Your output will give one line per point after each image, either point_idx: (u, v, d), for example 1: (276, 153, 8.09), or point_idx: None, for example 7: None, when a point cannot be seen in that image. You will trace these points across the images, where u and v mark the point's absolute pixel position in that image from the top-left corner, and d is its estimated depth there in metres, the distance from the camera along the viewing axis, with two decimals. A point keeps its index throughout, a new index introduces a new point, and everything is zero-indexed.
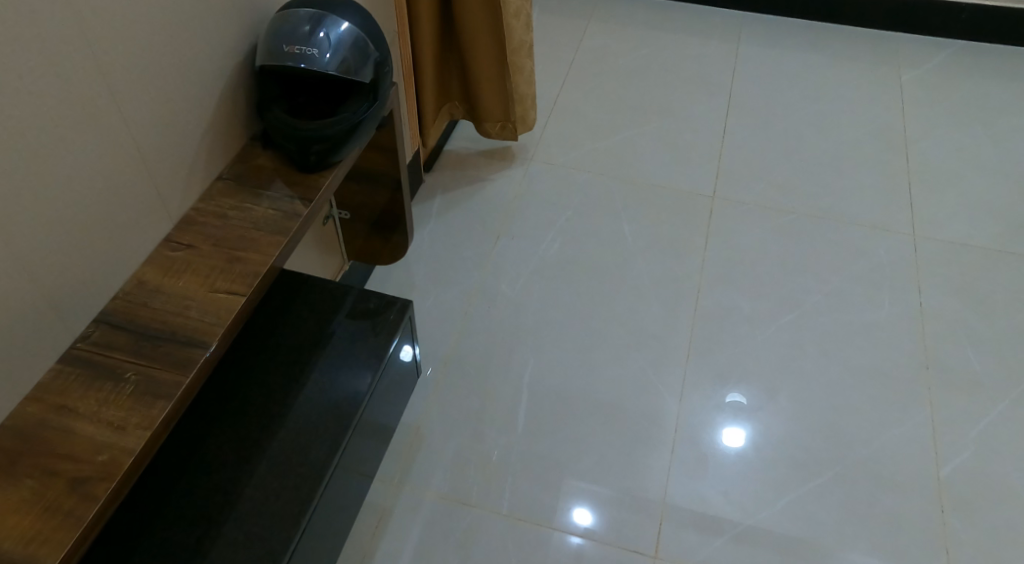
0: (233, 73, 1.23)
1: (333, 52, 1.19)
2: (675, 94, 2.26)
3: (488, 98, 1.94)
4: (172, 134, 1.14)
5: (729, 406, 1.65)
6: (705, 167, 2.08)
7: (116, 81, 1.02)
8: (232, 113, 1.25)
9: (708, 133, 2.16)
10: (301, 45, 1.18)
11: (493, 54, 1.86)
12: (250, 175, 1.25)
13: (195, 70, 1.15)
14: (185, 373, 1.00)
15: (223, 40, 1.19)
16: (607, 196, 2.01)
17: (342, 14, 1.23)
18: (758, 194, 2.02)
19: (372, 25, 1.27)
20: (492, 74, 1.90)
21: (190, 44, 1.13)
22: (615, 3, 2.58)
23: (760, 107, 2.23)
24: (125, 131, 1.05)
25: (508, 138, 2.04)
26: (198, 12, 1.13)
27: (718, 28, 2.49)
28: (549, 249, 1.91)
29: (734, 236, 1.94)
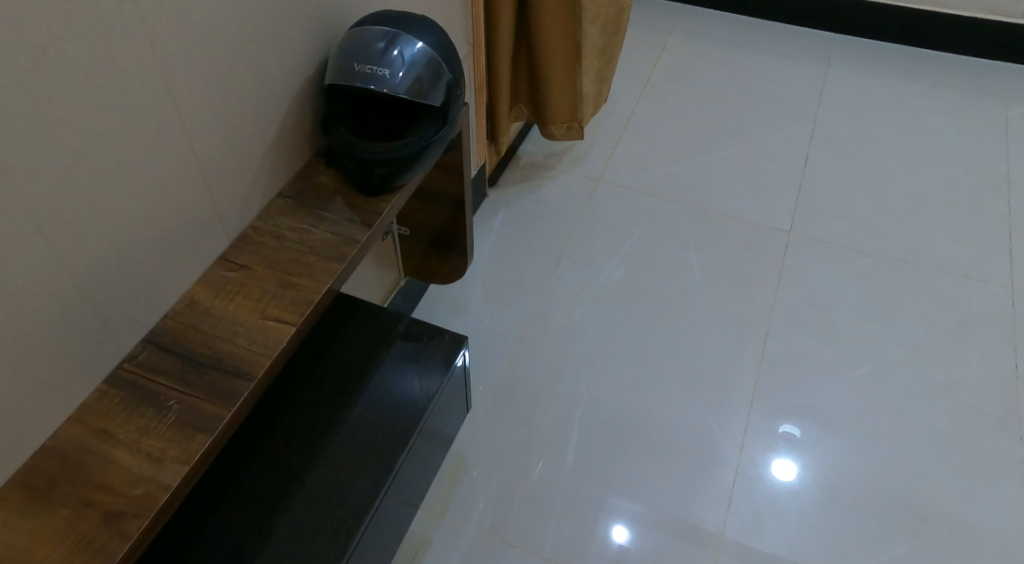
0: (301, 89, 1.20)
1: (404, 72, 1.14)
2: (756, 118, 2.15)
3: (558, 97, 1.83)
4: (235, 149, 1.11)
5: (781, 437, 1.59)
6: (782, 199, 1.98)
7: (182, 92, 0.98)
8: (297, 129, 1.22)
9: (790, 163, 2.05)
10: (372, 65, 1.13)
11: (570, 53, 1.76)
12: (311, 194, 1.22)
13: (263, 86, 1.12)
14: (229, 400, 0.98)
15: (292, 55, 1.16)
16: (677, 224, 1.93)
17: (417, 33, 1.18)
18: (837, 233, 1.91)
19: (447, 44, 1.22)
20: (562, 73, 1.79)
21: (260, 56, 1.09)
22: (699, 17, 2.47)
23: (848, 138, 2.10)
24: (189, 144, 1.02)
25: (573, 138, 1.92)
26: (271, 24, 1.09)
27: (807, 49, 2.36)
28: (612, 277, 1.84)
29: (809, 277, 1.83)
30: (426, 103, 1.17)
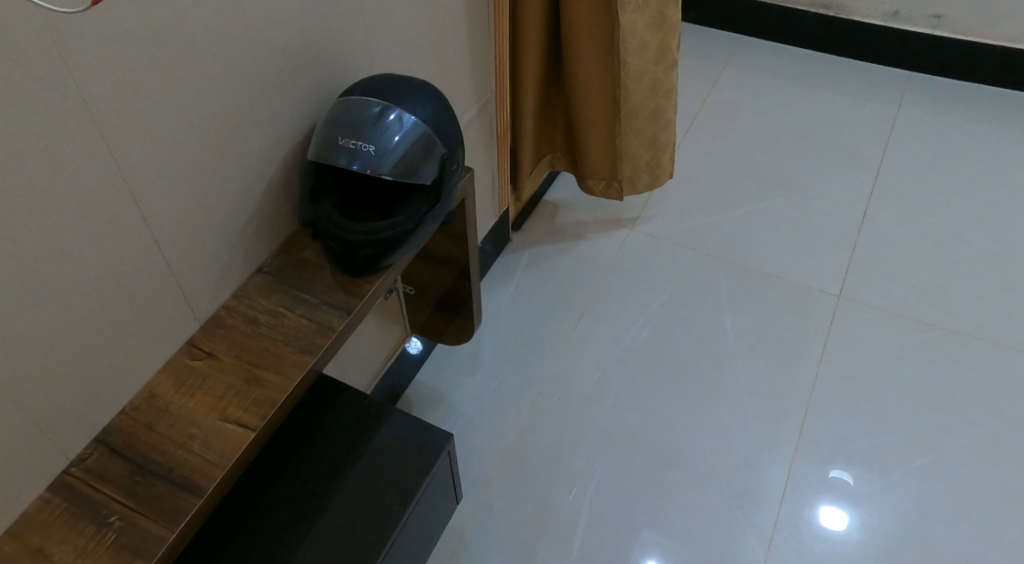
0: (286, 160, 1.11)
1: (390, 148, 1.03)
2: (810, 166, 1.98)
3: (596, 153, 1.76)
4: (206, 230, 1.03)
5: (831, 483, 1.49)
6: (833, 260, 1.81)
7: (138, 177, 0.91)
8: (280, 201, 1.13)
9: (843, 218, 1.88)
10: (356, 140, 1.03)
11: (610, 109, 1.67)
12: (293, 271, 1.13)
13: (238, 162, 1.03)
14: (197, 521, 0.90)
15: (275, 127, 1.07)
16: (713, 282, 1.79)
17: (410, 103, 1.07)
18: (893, 301, 1.74)
19: (446, 112, 1.11)
20: (602, 129, 1.71)
21: (233, 132, 1.01)
22: (757, 47, 2.30)
23: (912, 192, 1.92)
24: (149, 230, 0.95)
25: (613, 196, 1.84)
26: (246, 98, 1.01)
27: (874, 85, 2.16)
28: (638, 338, 1.72)
29: (860, 349, 1.66)
30: (415, 182, 1.06)
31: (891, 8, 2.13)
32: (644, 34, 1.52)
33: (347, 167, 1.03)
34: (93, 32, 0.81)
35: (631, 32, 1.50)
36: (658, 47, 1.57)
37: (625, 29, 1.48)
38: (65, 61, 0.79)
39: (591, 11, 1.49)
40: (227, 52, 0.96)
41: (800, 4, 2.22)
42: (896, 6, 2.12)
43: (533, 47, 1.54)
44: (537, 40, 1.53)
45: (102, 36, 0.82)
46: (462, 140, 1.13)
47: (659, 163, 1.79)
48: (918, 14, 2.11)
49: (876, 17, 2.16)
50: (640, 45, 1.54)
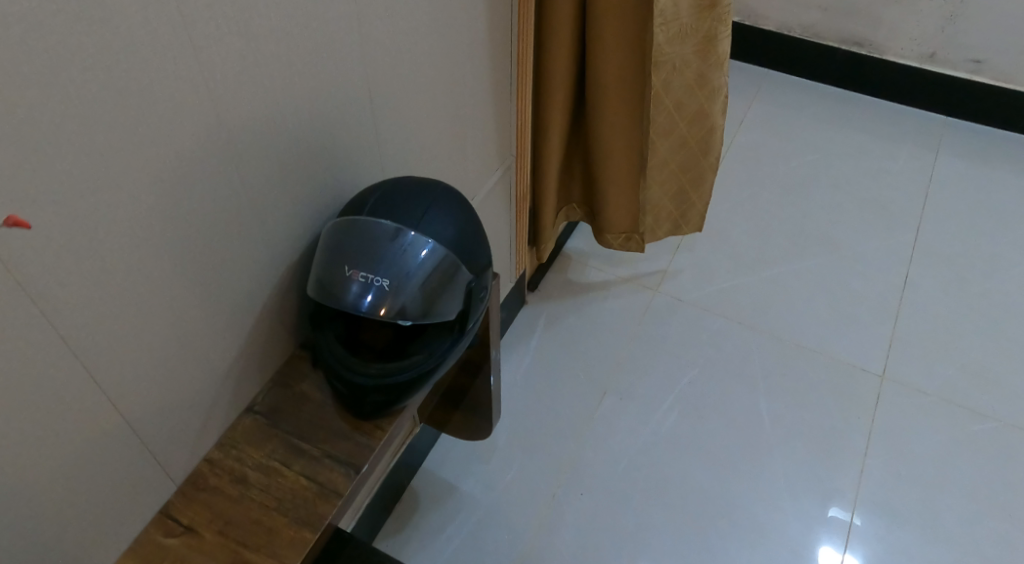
0: (282, 278, 0.92)
1: (410, 282, 0.84)
2: (846, 222, 1.83)
3: (617, 205, 1.51)
4: (201, 360, 0.85)
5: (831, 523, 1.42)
6: (874, 332, 1.66)
7: (124, 312, 0.74)
8: (275, 326, 0.94)
9: (885, 284, 1.73)
10: (369, 272, 0.83)
11: (635, 159, 1.43)
12: (288, 411, 0.93)
13: (224, 296, 0.85)
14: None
15: (270, 245, 0.88)
16: (745, 355, 1.62)
17: (432, 222, 0.88)
18: (940, 384, 1.59)
19: (471, 228, 0.92)
20: (625, 180, 1.46)
21: (226, 256, 0.83)
22: (785, 82, 2.14)
23: (955, 256, 1.78)
24: (136, 370, 0.78)
25: (633, 250, 1.59)
26: (259, 207, 0.84)
27: (910, 131, 2.02)
28: (666, 421, 1.54)
29: (904, 438, 1.52)
30: (438, 315, 0.87)
31: (926, 50, 2.00)
32: (679, 91, 1.31)
33: (357, 301, 0.83)
34: (74, 150, 0.64)
35: (665, 86, 1.29)
36: (694, 109, 1.35)
37: (659, 82, 1.27)
38: (42, 189, 0.63)
39: (620, 59, 1.28)
40: (244, 155, 0.79)
41: (833, 40, 2.08)
42: (933, 48, 1.98)
43: (559, 101, 1.31)
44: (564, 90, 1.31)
45: (57, 194, 0.64)
46: (489, 257, 0.95)
47: (684, 215, 1.54)
48: (957, 57, 1.97)
49: (913, 57, 2.02)
50: (673, 101, 1.32)
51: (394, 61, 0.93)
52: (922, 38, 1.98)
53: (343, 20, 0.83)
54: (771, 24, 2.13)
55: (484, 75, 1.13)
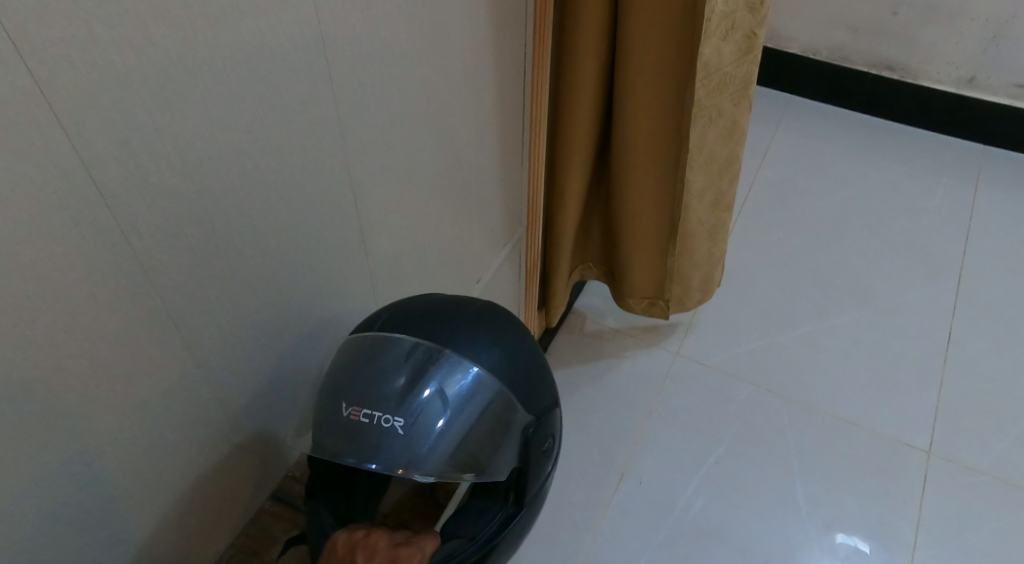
0: (255, 421, 0.73)
1: (435, 423, 0.66)
2: (879, 273, 1.69)
3: (641, 271, 1.30)
4: (178, 516, 0.69)
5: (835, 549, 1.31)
6: (917, 400, 1.49)
7: (76, 479, 0.58)
8: (248, 478, 0.75)
9: (926, 343, 1.57)
10: (373, 409, 0.65)
11: (664, 223, 1.22)
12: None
13: (178, 457, 0.66)
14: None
15: (241, 387, 0.69)
16: (777, 426, 1.46)
17: (466, 345, 0.70)
18: (995, 461, 1.41)
19: (523, 360, 0.73)
20: (652, 244, 1.26)
21: (175, 410, 0.63)
22: (808, 116, 2.00)
23: (1002, 310, 1.61)
24: (92, 540, 0.61)
25: (657, 316, 1.39)
26: (252, 330, 0.67)
27: (946, 168, 1.87)
28: (692, 507, 1.36)
29: (957, 525, 1.34)
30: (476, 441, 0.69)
31: (965, 74, 1.84)
32: (714, 146, 1.10)
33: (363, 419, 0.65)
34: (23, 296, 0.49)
35: (701, 145, 1.07)
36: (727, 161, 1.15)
37: (693, 144, 1.06)
38: None
39: (648, 114, 1.08)
40: (239, 273, 0.64)
41: (860, 64, 1.95)
42: (972, 71, 1.83)
43: (580, 153, 1.12)
44: (586, 142, 1.11)
45: None
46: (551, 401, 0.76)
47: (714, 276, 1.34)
48: (998, 81, 1.81)
49: (948, 82, 1.87)
50: (707, 159, 1.11)
51: (411, 142, 0.78)
52: (958, 61, 1.83)
53: (348, 98, 0.68)
54: (795, 47, 2.00)
55: (507, 136, 0.98)
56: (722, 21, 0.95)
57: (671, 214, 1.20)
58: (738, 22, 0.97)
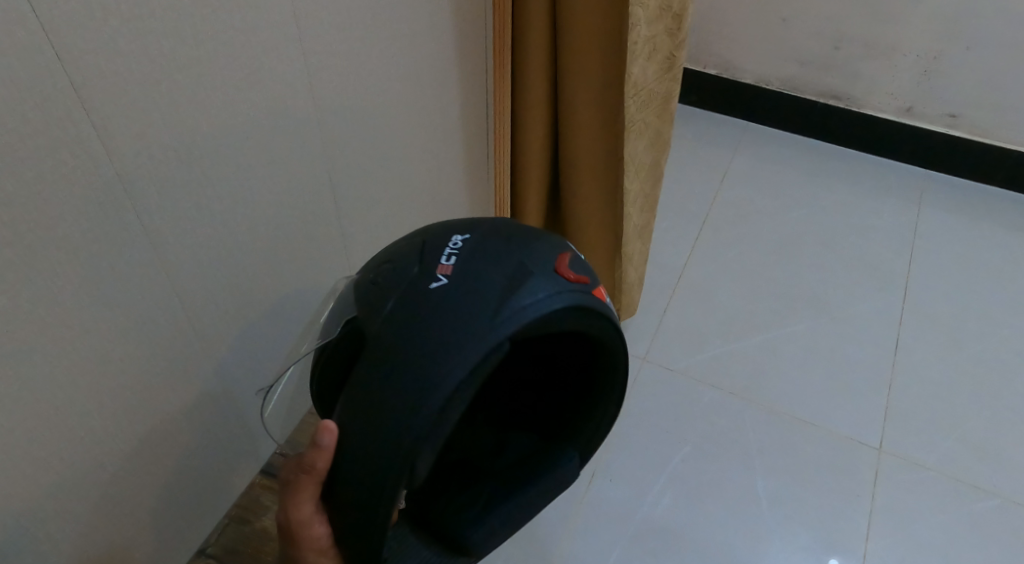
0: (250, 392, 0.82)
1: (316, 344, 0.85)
2: (832, 285, 1.79)
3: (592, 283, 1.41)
4: None
5: None
6: (869, 401, 1.59)
7: None
8: None
9: (875, 348, 1.67)
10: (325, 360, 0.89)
11: (608, 234, 1.32)
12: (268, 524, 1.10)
13: None
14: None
15: None
16: (738, 428, 1.54)
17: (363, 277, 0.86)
18: (941, 458, 1.50)
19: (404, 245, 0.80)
20: (599, 257, 1.36)
21: None
22: (763, 141, 2.13)
23: (946, 320, 1.72)
24: None
25: None
26: None
27: (892, 189, 2.01)
28: (658, 505, 1.44)
29: (906, 517, 1.42)
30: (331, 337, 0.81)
31: (904, 104, 1.99)
32: (643, 157, 1.22)
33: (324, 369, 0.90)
34: None
35: (633, 158, 1.19)
36: (657, 166, 1.28)
37: (626, 159, 1.18)
38: None
39: (588, 139, 1.20)
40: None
41: (809, 94, 2.09)
42: (910, 102, 1.98)
43: (531, 166, 1.24)
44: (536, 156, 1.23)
45: None
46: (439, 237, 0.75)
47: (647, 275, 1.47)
48: (933, 111, 1.96)
49: (889, 111, 2.01)
50: (640, 169, 1.23)
51: None
52: (897, 92, 1.97)
53: None
54: (749, 78, 2.14)
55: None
56: (646, 44, 1.08)
57: (614, 229, 1.31)
58: (659, 44, 1.12)
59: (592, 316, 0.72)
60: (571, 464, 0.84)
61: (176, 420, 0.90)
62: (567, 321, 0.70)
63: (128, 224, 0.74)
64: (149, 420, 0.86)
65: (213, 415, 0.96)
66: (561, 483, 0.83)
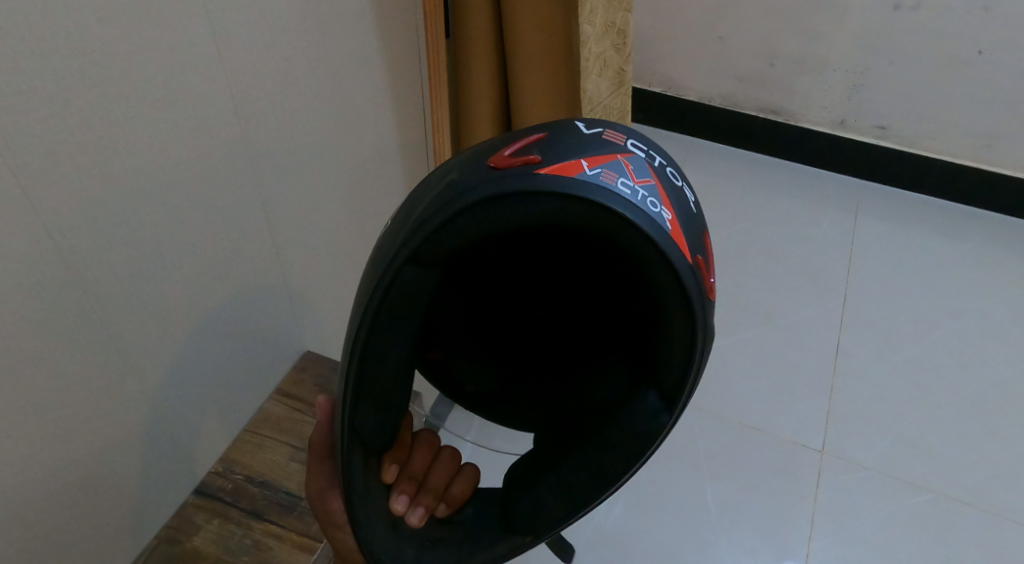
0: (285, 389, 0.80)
1: None
2: (775, 293, 1.84)
3: None
4: None
5: None
6: (812, 405, 1.63)
7: None
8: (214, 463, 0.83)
9: (817, 353, 1.72)
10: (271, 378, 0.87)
11: None
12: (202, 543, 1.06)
13: None
14: (434, 489, 0.78)
15: None
16: (685, 435, 1.57)
17: None
18: (878, 457, 1.55)
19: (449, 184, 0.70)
20: None
21: None
22: (708, 155, 2.19)
23: (883, 324, 1.78)
24: None
25: None
26: None
27: (831, 199, 2.07)
28: (608, 515, 1.45)
29: (846, 517, 1.46)
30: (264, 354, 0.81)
31: (837, 117, 2.08)
32: None
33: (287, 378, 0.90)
34: None
35: None
36: None
37: None
38: None
39: None
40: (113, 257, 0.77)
41: (749, 109, 2.16)
42: (843, 115, 2.06)
43: None
44: None
45: None
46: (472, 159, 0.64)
47: None
48: (864, 124, 2.06)
49: (824, 123, 2.10)
50: None
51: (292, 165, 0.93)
52: (830, 106, 2.06)
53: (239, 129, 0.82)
54: (691, 95, 2.20)
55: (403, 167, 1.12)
56: (596, 60, 1.17)
57: None
58: (608, 60, 1.21)
59: (563, 209, 0.59)
60: (650, 407, 0.67)
61: (105, 438, 0.90)
62: (519, 218, 0.59)
63: (43, 242, 0.75)
64: (76, 438, 0.86)
65: (148, 435, 0.96)
66: (630, 437, 0.68)
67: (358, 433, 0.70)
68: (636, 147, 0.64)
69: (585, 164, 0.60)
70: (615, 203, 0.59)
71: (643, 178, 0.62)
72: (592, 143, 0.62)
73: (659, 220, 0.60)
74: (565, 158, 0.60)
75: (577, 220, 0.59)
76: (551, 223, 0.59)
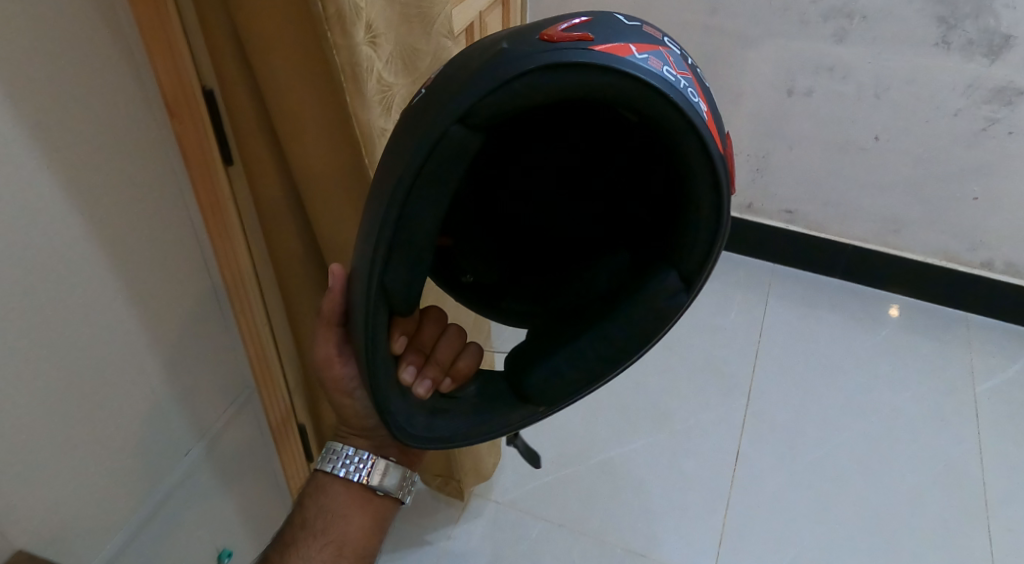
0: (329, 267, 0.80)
1: None
2: (677, 392, 1.74)
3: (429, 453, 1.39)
4: None
5: None
6: (705, 522, 1.51)
7: None
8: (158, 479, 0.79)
9: (715, 459, 1.61)
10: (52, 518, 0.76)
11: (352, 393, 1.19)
12: None
13: None
14: (441, 362, 0.82)
15: None
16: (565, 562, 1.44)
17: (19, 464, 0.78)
18: None
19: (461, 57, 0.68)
20: None
21: None
22: None
23: (786, 428, 1.67)
24: None
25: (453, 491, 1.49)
26: None
27: (741, 286, 2.00)
28: None
29: None
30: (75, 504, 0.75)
31: (745, 200, 2.03)
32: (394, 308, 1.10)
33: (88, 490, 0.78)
34: None
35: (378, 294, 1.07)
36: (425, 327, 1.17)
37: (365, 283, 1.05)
38: None
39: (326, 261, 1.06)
40: None
41: None
42: (749, 199, 2.02)
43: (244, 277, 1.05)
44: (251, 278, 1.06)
45: None
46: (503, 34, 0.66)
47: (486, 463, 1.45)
48: (771, 207, 2.01)
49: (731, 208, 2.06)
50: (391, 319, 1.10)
51: None
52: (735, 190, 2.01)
53: None
54: None
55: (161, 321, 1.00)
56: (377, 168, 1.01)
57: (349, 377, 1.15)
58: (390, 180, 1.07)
59: (601, 80, 0.63)
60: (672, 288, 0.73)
61: None
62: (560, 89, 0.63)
63: None
64: None
65: None
66: (651, 310, 0.73)
67: (387, 289, 0.70)
68: (672, 43, 0.69)
69: (633, 51, 0.65)
70: (661, 84, 0.64)
71: (681, 71, 0.67)
72: (636, 32, 0.67)
73: (696, 107, 0.66)
74: (614, 43, 0.64)
75: (625, 94, 0.64)
76: (592, 92, 0.63)
